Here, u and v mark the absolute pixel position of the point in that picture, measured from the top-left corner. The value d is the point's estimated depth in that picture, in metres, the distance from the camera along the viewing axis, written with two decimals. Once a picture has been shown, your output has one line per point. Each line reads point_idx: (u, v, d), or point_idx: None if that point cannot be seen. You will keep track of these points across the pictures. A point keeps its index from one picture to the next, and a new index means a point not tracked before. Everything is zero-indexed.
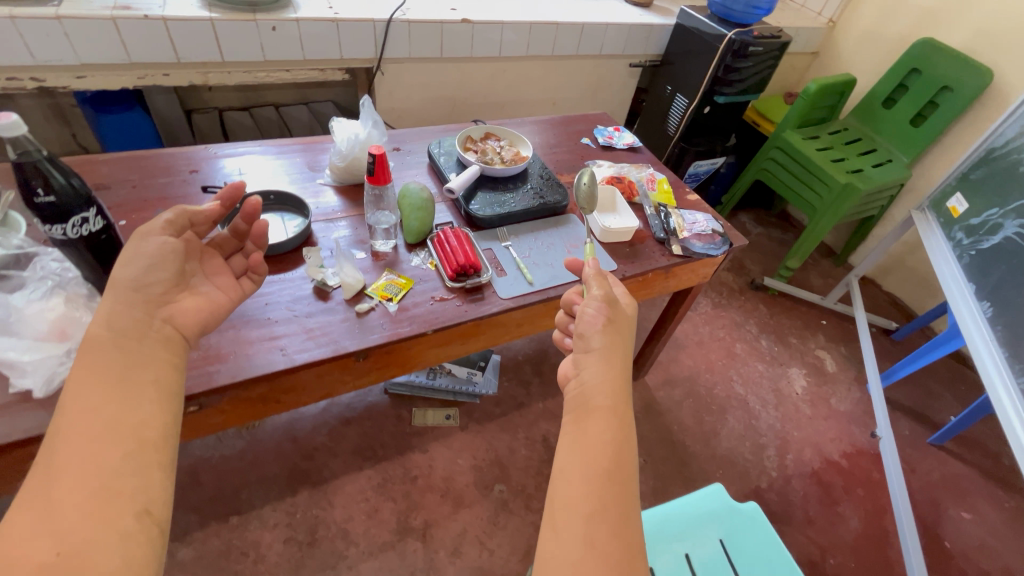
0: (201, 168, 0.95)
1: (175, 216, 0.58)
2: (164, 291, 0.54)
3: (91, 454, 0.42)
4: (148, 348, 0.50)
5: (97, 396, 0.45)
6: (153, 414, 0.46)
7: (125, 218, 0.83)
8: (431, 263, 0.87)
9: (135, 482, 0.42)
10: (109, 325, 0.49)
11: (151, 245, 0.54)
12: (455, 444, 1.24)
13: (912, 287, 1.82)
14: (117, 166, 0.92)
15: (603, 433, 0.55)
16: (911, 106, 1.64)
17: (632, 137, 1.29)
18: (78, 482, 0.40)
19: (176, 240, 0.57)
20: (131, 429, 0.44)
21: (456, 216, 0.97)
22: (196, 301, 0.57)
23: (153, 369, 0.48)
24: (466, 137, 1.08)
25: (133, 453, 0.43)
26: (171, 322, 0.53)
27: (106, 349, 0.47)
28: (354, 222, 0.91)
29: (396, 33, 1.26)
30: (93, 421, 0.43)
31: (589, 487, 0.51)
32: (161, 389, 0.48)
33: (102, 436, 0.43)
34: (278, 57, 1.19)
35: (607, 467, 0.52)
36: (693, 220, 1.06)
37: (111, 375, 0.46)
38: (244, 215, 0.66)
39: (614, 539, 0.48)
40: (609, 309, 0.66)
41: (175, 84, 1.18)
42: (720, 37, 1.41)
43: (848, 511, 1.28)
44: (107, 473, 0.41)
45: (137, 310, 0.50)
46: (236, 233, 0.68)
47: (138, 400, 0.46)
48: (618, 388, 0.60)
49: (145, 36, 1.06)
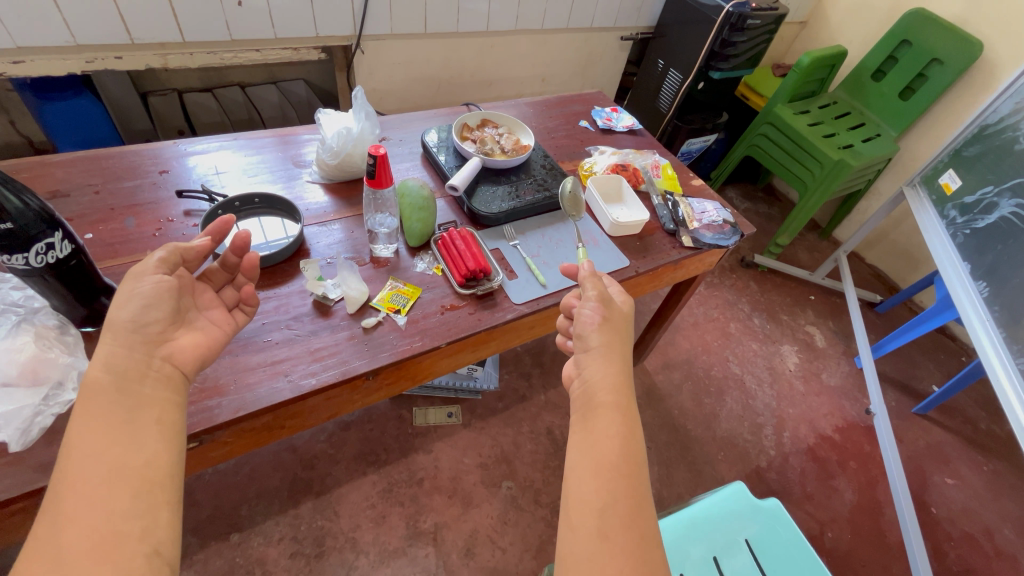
0: (172, 167, 0.85)
1: (168, 253, 0.52)
2: (164, 328, 0.49)
3: (95, 498, 0.39)
4: (149, 387, 0.46)
5: (99, 436, 0.41)
6: (158, 452, 0.43)
7: (90, 230, 0.74)
8: (437, 268, 0.81)
9: (142, 524, 0.39)
10: (107, 366, 0.44)
11: (147, 286, 0.48)
12: (459, 443, 1.22)
13: (895, 259, 1.86)
14: (74, 168, 0.81)
15: (607, 428, 0.52)
16: (901, 78, 1.63)
17: (632, 119, 1.23)
18: (84, 528, 0.37)
19: (171, 278, 0.51)
20: (134, 470, 0.41)
21: (459, 213, 0.91)
22: (198, 337, 0.52)
23: (156, 407, 0.45)
24: (462, 125, 1.01)
25: (139, 495, 0.40)
26: (172, 361, 0.48)
27: (106, 392, 0.44)
28: (348, 224, 0.85)
29: (377, 7, 1.15)
30: (96, 464, 0.40)
31: (597, 482, 0.48)
32: (165, 426, 0.45)
33: (106, 479, 0.40)
34: (245, 34, 1.08)
35: (613, 460, 0.49)
36: (702, 210, 1.03)
37: (112, 414, 0.43)
38: (233, 249, 0.59)
39: (630, 530, 0.46)
40: (605, 309, 0.62)
41: (130, 68, 1.05)
42: (717, 10, 1.35)
43: (843, 484, 1.33)
44: (115, 516, 0.38)
45: (136, 351, 0.46)
46: (226, 266, 0.60)
47: (140, 439, 0.42)
48: (621, 384, 0.56)
49: (92, 14, 0.93)
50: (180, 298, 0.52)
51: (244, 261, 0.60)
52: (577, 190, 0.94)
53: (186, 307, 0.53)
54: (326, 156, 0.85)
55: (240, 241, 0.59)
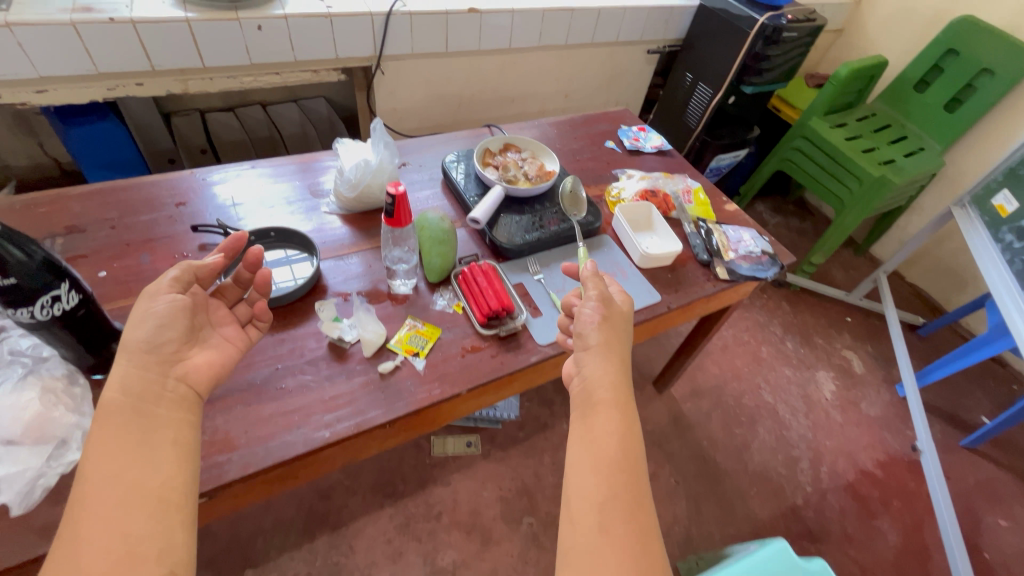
0: (188, 199, 0.83)
1: (181, 271, 0.53)
2: (178, 346, 0.50)
3: (114, 519, 0.39)
4: (164, 407, 0.46)
5: (116, 458, 0.42)
6: (172, 472, 0.43)
7: (105, 267, 0.72)
8: (457, 305, 0.77)
9: (158, 545, 0.39)
10: (122, 389, 0.45)
11: (162, 305, 0.49)
12: (479, 474, 1.18)
13: (939, 279, 1.76)
14: (91, 201, 0.80)
15: (606, 425, 0.50)
16: (946, 89, 1.54)
17: (660, 138, 1.18)
18: (101, 550, 0.38)
19: (185, 296, 0.52)
20: (151, 491, 0.41)
21: (479, 244, 0.86)
22: (211, 355, 0.52)
23: (171, 428, 0.45)
24: (484, 150, 0.97)
25: (155, 515, 0.41)
26: (186, 381, 0.49)
27: (123, 414, 0.44)
28: (367, 256, 0.82)
29: (397, 27, 1.13)
30: (113, 487, 0.41)
31: (596, 477, 0.47)
32: (181, 446, 0.45)
33: (126, 501, 0.40)
34: (265, 58, 1.06)
35: (612, 455, 0.48)
36: (738, 238, 0.96)
37: (129, 436, 0.43)
38: (246, 265, 0.60)
39: (630, 522, 0.45)
40: (606, 308, 0.59)
41: (151, 94, 1.04)
42: (751, 22, 1.29)
43: (886, 525, 1.25)
44: (131, 538, 0.39)
45: (150, 371, 0.47)
46: (240, 282, 0.61)
47: (155, 459, 0.43)
48: (621, 381, 0.54)
49: (112, 42, 0.92)
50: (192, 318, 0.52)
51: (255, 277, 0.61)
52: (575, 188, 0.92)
53: (198, 326, 0.53)
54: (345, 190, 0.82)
55: (252, 258, 0.59)
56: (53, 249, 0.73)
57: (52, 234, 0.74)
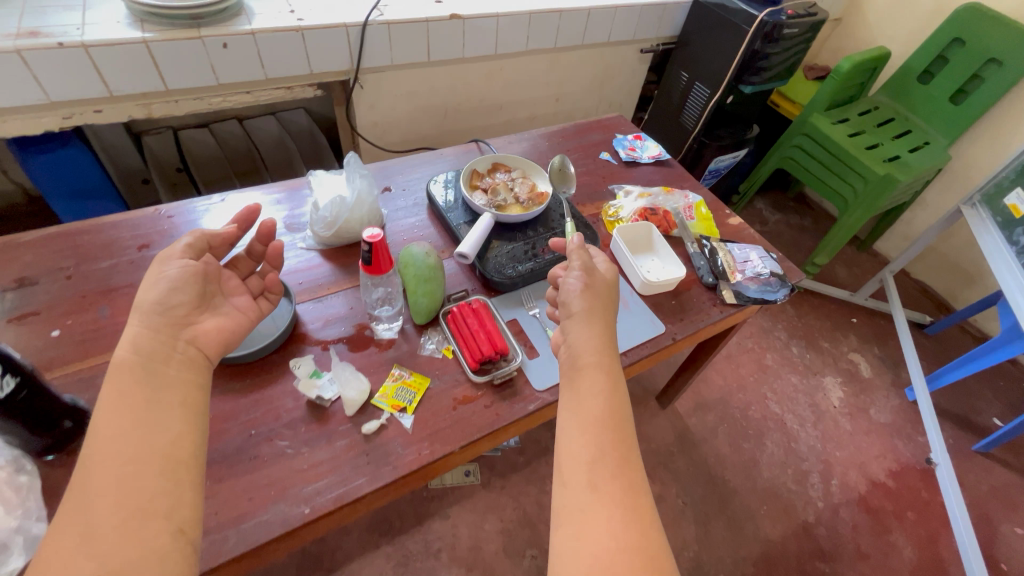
0: (152, 242, 0.77)
1: (194, 240, 0.56)
2: (189, 309, 0.51)
3: (125, 475, 0.40)
4: (173, 370, 0.46)
5: (125, 417, 0.42)
6: (181, 433, 0.43)
7: (59, 324, 0.66)
8: (448, 349, 0.72)
9: (167, 501, 0.40)
10: (135, 349, 0.46)
11: (173, 269, 0.51)
12: (479, 505, 1.13)
13: (945, 275, 1.71)
14: (45, 248, 0.74)
15: (592, 387, 0.52)
16: (951, 80, 1.49)
17: (658, 147, 1.12)
18: (113, 503, 0.38)
19: (197, 264, 0.54)
20: (160, 449, 0.42)
21: (469, 278, 0.80)
22: (219, 321, 0.53)
23: (179, 391, 0.45)
24: (471, 172, 0.90)
25: (165, 473, 0.41)
26: (197, 343, 0.50)
27: (134, 373, 0.44)
28: (349, 296, 0.76)
29: (374, 37, 1.05)
30: (123, 445, 0.41)
31: (584, 436, 0.48)
32: (188, 408, 0.45)
33: (135, 458, 0.40)
34: (233, 77, 0.99)
35: (598, 416, 0.49)
36: (744, 257, 0.90)
37: (139, 396, 0.43)
38: (259, 237, 0.65)
39: (616, 478, 0.45)
40: (589, 276, 0.62)
41: (112, 120, 0.97)
42: (750, 19, 1.22)
43: (900, 539, 1.21)
44: (141, 493, 0.39)
45: (161, 333, 0.48)
46: (252, 254, 0.65)
47: (163, 421, 0.43)
48: (606, 345, 0.56)
49: (64, 68, 0.85)
50: (206, 283, 0.54)
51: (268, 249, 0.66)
52: (563, 165, 0.97)
53: (209, 291, 0.55)
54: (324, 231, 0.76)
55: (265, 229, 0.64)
56: (3, 306, 0.67)
57: (1, 288, 0.68)
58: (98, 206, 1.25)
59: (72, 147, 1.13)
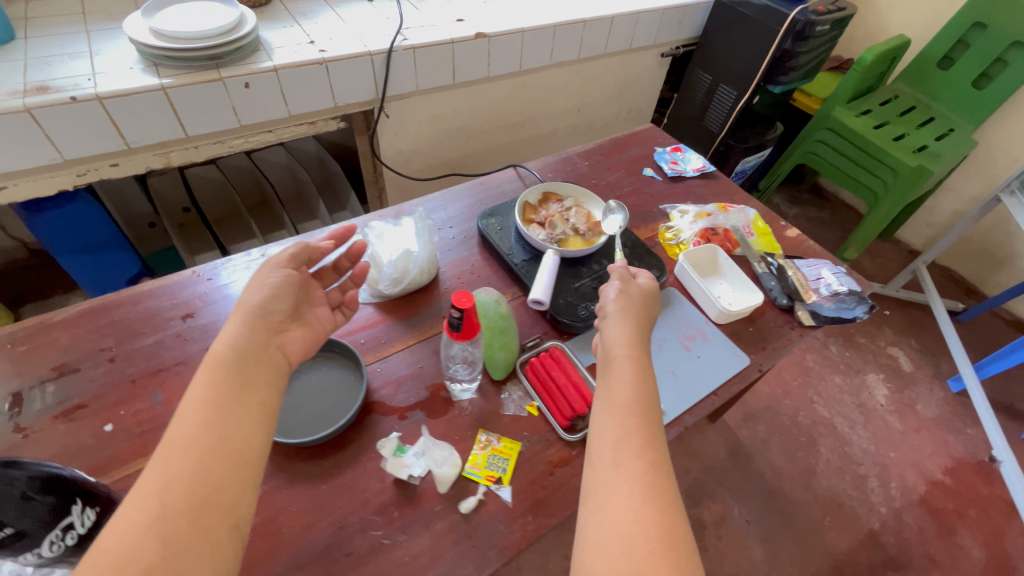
0: (196, 309, 0.71)
1: (297, 250, 0.58)
2: (284, 317, 0.53)
3: (200, 463, 0.39)
4: (262, 370, 0.47)
5: (207, 405, 0.42)
6: (255, 430, 0.43)
7: (111, 417, 0.60)
8: (532, 406, 0.67)
9: (231, 495, 0.39)
10: (231, 345, 0.47)
11: (274, 277, 0.54)
12: (542, 545, 1.08)
13: (972, 260, 1.70)
14: (81, 328, 0.67)
15: (622, 374, 0.51)
16: (973, 65, 1.46)
17: (700, 158, 1.08)
18: (184, 487, 0.38)
19: (295, 274, 0.56)
20: (234, 443, 0.41)
21: (538, 321, 0.75)
22: (304, 334, 0.54)
23: (260, 391, 0.45)
24: (525, 206, 0.86)
25: (234, 467, 0.40)
26: (284, 350, 0.51)
27: (227, 367, 0.45)
28: (414, 353, 0.70)
29: (399, 64, 1.00)
30: (203, 431, 0.40)
31: (612, 418, 0.47)
32: (266, 409, 0.45)
33: (211, 448, 0.40)
34: (255, 117, 0.93)
35: (628, 399, 0.49)
36: (815, 275, 0.86)
37: (226, 390, 0.44)
38: (349, 255, 0.68)
39: (640, 457, 0.44)
40: (625, 285, 0.61)
41: (128, 173, 0.90)
42: (780, 18, 1.18)
43: (965, 539, 1.19)
44: (210, 484, 0.39)
45: (257, 333, 0.49)
46: (337, 269, 0.68)
47: (241, 416, 0.43)
48: (638, 338, 0.55)
49: (78, 124, 0.78)
50: (298, 294, 0.56)
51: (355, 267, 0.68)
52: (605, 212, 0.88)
53: (302, 303, 0.57)
54: (390, 296, 0.75)
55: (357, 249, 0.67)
56: (44, 401, 0.60)
57: (40, 380, 0.62)
58: (108, 258, 1.16)
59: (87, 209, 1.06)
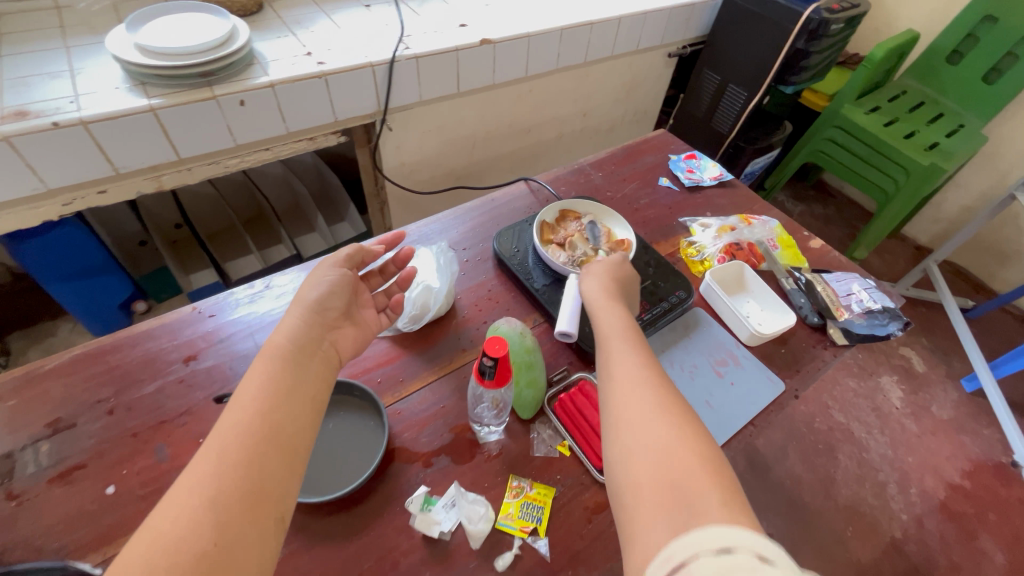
0: (199, 351, 0.66)
1: (352, 253, 0.65)
2: (338, 314, 0.59)
3: (254, 453, 0.42)
4: (313, 367, 0.52)
5: (261, 393, 0.46)
6: (303, 426, 0.47)
7: (112, 478, 0.55)
8: (562, 446, 0.63)
9: (279, 486, 0.42)
10: (290, 338, 0.52)
11: (334, 275, 0.60)
12: None
13: (981, 255, 1.69)
14: (74, 377, 0.62)
15: (610, 317, 0.58)
16: (983, 60, 1.43)
17: (717, 166, 1.04)
18: (238, 471, 0.41)
19: (348, 274, 0.62)
20: (283, 434, 0.44)
21: (562, 350, 0.71)
22: (355, 333, 0.60)
23: (311, 386, 0.49)
24: (543, 225, 0.81)
25: (284, 459, 0.43)
26: (336, 346, 0.57)
27: (286, 360, 0.50)
28: (434, 391, 0.66)
29: (402, 75, 0.95)
30: (257, 419, 0.44)
31: (609, 347, 0.54)
32: (315, 403, 0.49)
33: (262, 442, 0.43)
34: (251, 136, 0.87)
35: (617, 331, 0.56)
36: (846, 290, 0.83)
37: (282, 383, 0.48)
38: (397, 260, 0.70)
39: (638, 366, 0.51)
40: (591, 270, 0.66)
41: (116, 200, 0.85)
42: (794, 16, 1.13)
43: None
44: (262, 474, 0.42)
45: (314, 328, 0.55)
46: (384, 274, 0.70)
47: (293, 412, 0.46)
48: (614, 290, 0.63)
49: (62, 151, 0.73)
50: (350, 295, 0.62)
51: (401, 272, 0.70)
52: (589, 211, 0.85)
53: (352, 305, 0.62)
54: (411, 331, 0.71)
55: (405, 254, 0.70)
56: (38, 463, 0.55)
57: (33, 438, 0.57)
58: (98, 283, 1.12)
59: (78, 238, 1.01)
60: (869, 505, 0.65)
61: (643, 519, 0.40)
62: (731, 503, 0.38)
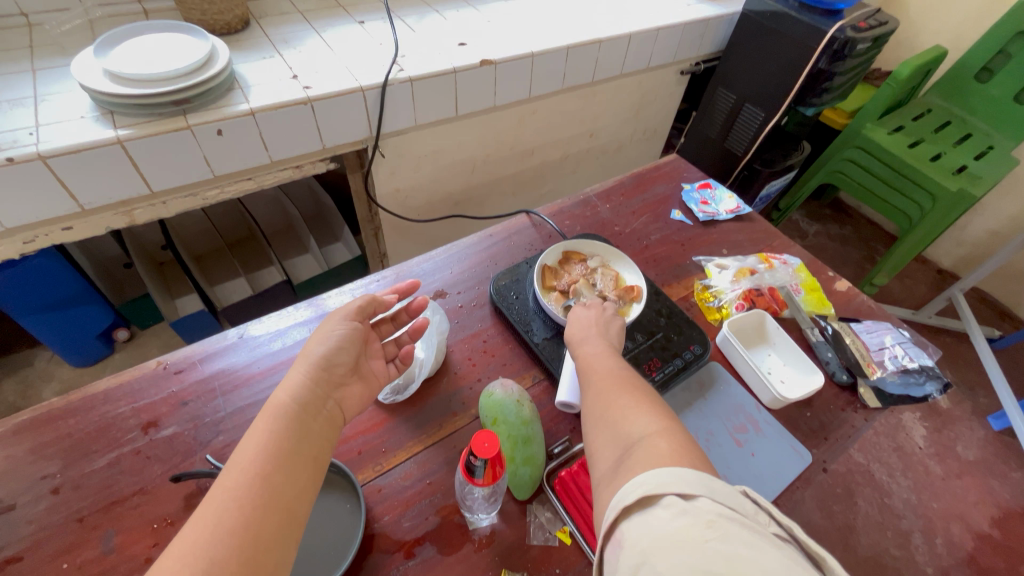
0: (159, 415, 0.60)
1: (365, 303, 0.58)
2: (347, 370, 0.52)
3: (250, 519, 0.37)
4: (319, 426, 0.46)
5: (263, 448, 0.41)
6: (305, 485, 0.41)
7: (47, 573, 0.48)
8: (560, 532, 0.56)
9: (273, 558, 0.37)
10: (292, 395, 0.46)
11: (342, 330, 0.53)
12: None
13: (1008, 282, 1.60)
14: (19, 446, 0.56)
15: (594, 340, 0.58)
16: (1016, 78, 1.35)
17: (733, 197, 0.97)
18: (232, 541, 0.36)
19: (359, 327, 0.56)
20: (284, 499, 0.39)
21: (563, 416, 0.65)
22: (363, 390, 0.53)
23: (315, 444, 0.44)
24: (545, 269, 0.74)
25: (283, 524, 0.39)
26: (342, 407, 0.50)
27: (291, 419, 0.44)
28: (419, 462, 0.59)
29: (394, 99, 0.88)
30: (255, 484, 0.39)
31: (593, 364, 0.54)
32: (319, 465, 0.44)
33: (262, 505, 0.38)
34: (231, 165, 0.81)
35: (601, 352, 0.56)
36: (878, 343, 0.76)
37: (287, 438, 0.43)
38: (410, 309, 0.64)
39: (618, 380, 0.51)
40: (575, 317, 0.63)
41: (83, 236, 0.79)
42: (815, 36, 1.05)
43: None
44: (257, 543, 0.37)
45: (319, 386, 0.48)
46: (396, 321, 0.64)
47: (295, 472, 0.41)
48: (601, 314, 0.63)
49: (18, 187, 0.67)
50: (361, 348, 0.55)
51: (414, 322, 0.64)
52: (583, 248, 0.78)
53: (361, 358, 0.55)
54: (394, 402, 0.64)
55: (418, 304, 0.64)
56: None
57: None
58: (75, 313, 1.07)
59: (52, 269, 0.95)
60: (892, 557, 0.57)
61: (600, 486, 0.43)
62: (665, 457, 0.40)
